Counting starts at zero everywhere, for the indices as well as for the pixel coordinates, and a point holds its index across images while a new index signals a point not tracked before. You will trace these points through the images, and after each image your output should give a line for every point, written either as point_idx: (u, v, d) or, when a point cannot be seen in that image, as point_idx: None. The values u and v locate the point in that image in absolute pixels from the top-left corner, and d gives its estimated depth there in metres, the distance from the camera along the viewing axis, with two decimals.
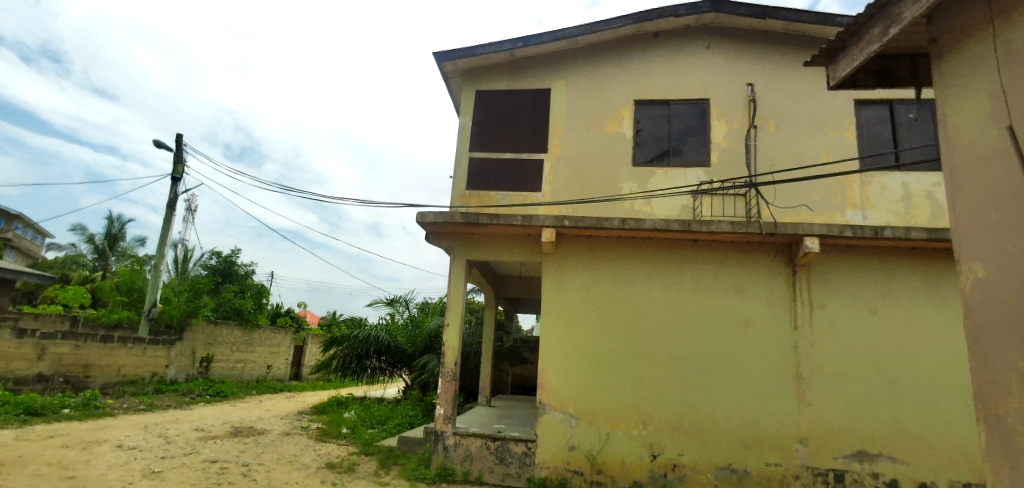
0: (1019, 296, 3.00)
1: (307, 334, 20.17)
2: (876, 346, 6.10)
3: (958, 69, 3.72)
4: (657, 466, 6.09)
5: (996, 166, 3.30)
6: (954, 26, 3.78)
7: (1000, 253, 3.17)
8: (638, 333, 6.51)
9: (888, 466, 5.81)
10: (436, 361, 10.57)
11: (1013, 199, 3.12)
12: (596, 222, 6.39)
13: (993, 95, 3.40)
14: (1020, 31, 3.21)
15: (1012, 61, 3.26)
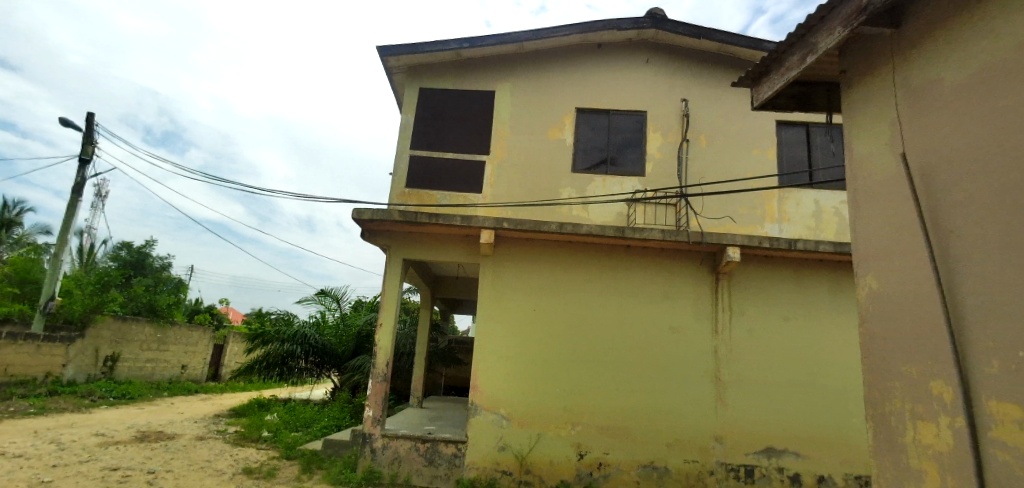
0: (904, 307, 3.37)
1: (229, 332, 18.99)
2: (788, 350, 6.56)
3: (867, 98, 4.10)
4: (584, 465, 6.24)
5: (890, 188, 3.66)
6: (864, 60, 4.18)
7: (891, 266, 3.54)
8: (572, 336, 6.64)
9: (792, 461, 6.26)
10: (368, 362, 10.28)
11: (903, 217, 3.47)
12: (535, 226, 6.47)
13: (891, 124, 3.78)
14: (915, 70, 3.61)
15: (909, 93, 3.64)
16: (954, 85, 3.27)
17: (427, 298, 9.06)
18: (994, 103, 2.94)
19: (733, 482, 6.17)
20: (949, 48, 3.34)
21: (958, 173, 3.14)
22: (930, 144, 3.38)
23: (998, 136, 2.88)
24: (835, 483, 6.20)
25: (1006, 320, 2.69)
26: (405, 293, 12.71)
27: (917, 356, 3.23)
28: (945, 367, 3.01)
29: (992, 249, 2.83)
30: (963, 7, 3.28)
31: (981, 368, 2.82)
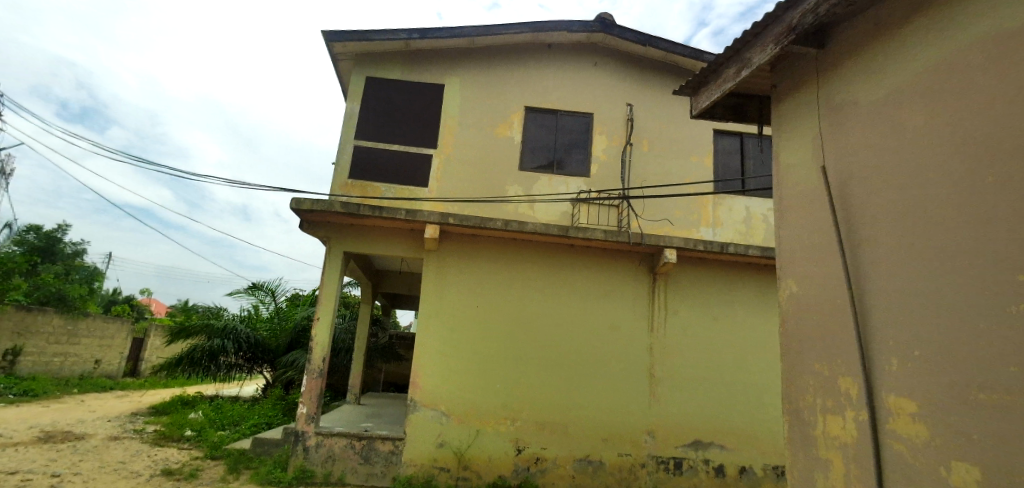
0: (823, 310, 3.69)
1: (150, 325, 17.75)
2: (716, 347, 6.91)
3: (794, 114, 4.40)
4: (521, 460, 6.33)
5: (813, 199, 3.96)
6: (793, 78, 4.48)
7: (813, 272, 3.85)
8: (515, 333, 6.70)
9: (717, 453, 6.60)
10: (304, 358, 10.03)
11: (824, 227, 3.78)
12: (480, 222, 6.48)
13: (815, 139, 4.08)
14: (837, 91, 3.91)
15: (830, 111, 3.95)
16: (869, 106, 3.58)
17: (367, 292, 8.86)
18: (902, 125, 3.25)
19: (663, 474, 6.45)
20: (866, 72, 3.66)
21: (870, 187, 3.44)
22: (847, 159, 3.69)
23: (905, 154, 3.19)
24: (755, 473, 6.59)
25: (908, 321, 3.00)
26: (344, 287, 12.36)
27: (832, 355, 3.54)
28: (856, 365, 3.33)
29: (898, 258, 3.13)
30: (878, 35, 3.60)
31: (886, 365, 3.12)
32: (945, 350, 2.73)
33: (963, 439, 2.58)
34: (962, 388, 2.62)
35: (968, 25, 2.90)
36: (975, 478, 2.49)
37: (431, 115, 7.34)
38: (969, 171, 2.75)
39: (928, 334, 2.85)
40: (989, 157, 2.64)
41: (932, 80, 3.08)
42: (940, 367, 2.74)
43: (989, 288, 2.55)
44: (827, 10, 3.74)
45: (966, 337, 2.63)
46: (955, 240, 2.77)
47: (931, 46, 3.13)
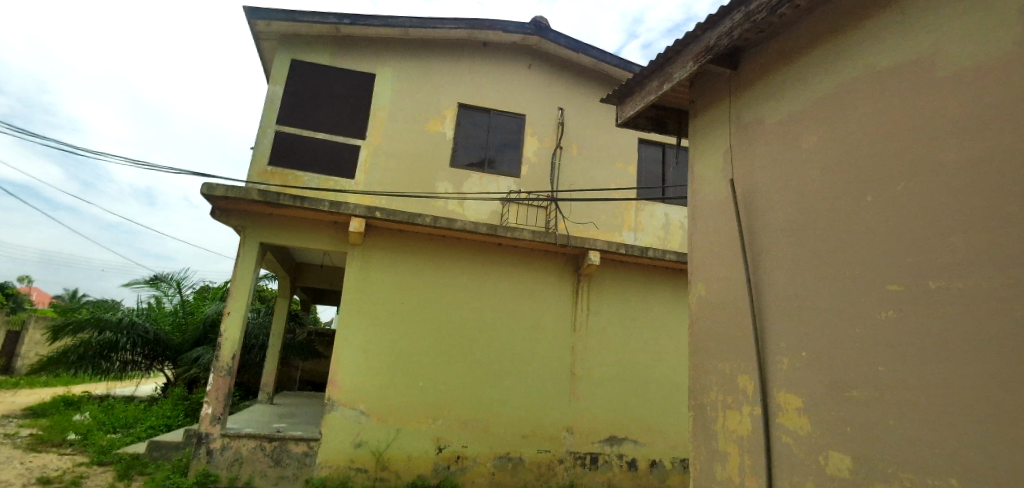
0: (727, 314, 3.96)
1: (28, 317, 15.89)
2: (633, 347, 7.24)
3: (708, 128, 4.70)
4: (442, 459, 6.34)
5: (722, 210, 4.24)
6: (708, 95, 4.78)
7: (718, 278, 4.13)
8: (440, 331, 6.66)
9: (630, 448, 6.92)
10: (210, 355, 9.35)
11: (729, 237, 4.07)
12: (408, 218, 6.38)
13: (725, 154, 4.37)
14: (746, 111, 4.23)
15: (740, 128, 4.26)
16: (772, 126, 3.90)
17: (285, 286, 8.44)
18: (799, 146, 3.58)
19: (580, 469, 6.67)
20: (771, 94, 3.99)
21: (771, 202, 3.75)
22: (752, 174, 4.00)
23: (801, 173, 3.52)
24: (664, 465, 6.98)
25: (798, 324, 3.31)
26: (261, 280, 11.71)
27: (732, 356, 3.83)
28: (751, 364, 3.62)
29: (791, 267, 3.44)
30: (782, 62, 3.94)
31: (778, 365, 3.43)
32: (828, 350, 3.06)
33: (840, 431, 2.91)
34: (840, 385, 2.94)
35: (857, 59, 3.25)
36: (847, 466, 2.83)
37: (361, 104, 7.11)
38: (853, 191, 3.08)
39: (813, 337, 3.18)
40: (870, 180, 2.98)
41: (826, 107, 3.42)
42: (824, 366, 3.06)
43: (864, 295, 2.88)
44: (740, 34, 4.01)
45: (845, 339, 2.95)
46: (839, 253, 3.10)
47: (827, 75, 3.47)
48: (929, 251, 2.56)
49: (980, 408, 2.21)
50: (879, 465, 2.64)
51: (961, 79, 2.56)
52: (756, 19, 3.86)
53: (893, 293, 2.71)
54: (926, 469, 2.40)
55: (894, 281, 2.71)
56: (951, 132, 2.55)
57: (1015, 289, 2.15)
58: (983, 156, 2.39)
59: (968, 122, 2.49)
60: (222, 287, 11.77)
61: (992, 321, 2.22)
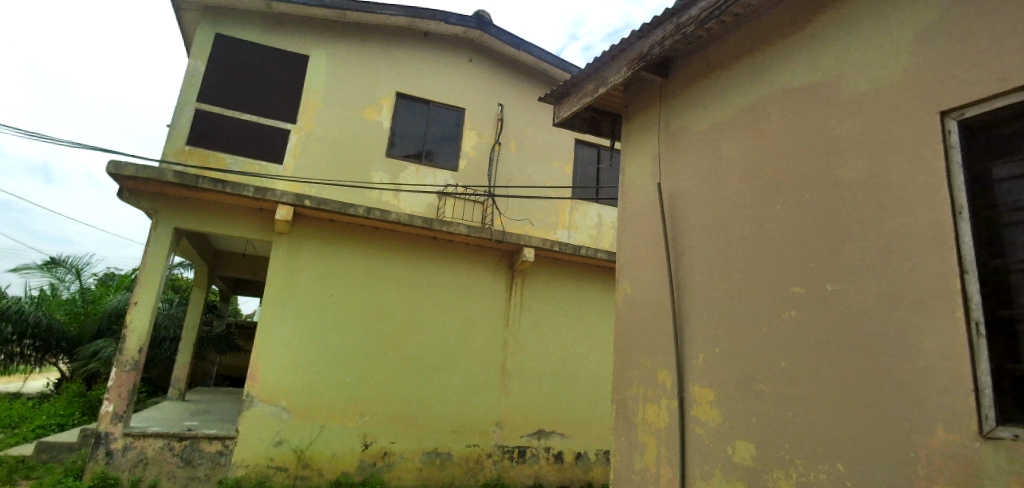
0: (650, 312, 4.14)
1: None
2: (564, 343, 7.41)
3: (638, 133, 4.87)
4: (367, 456, 6.25)
5: (648, 212, 4.42)
6: (640, 101, 4.95)
7: (643, 277, 4.30)
8: (369, 325, 6.54)
9: (557, 441, 7.10)
10: (114, 348, 8.74)
11: (655, 238, 4.25)
12: (339, 207, 6.18)
13: (654, 159, 4.54)
14: (674, 118, 4.42)
15: (667, 135, 4.45)
16: (698, 135, 4.09)
17: (202, 275, 7.93)
18: (721, 155, 3.79)
19: (507, 462, 6.78)
20: (697, 104, 4.20)
21: (693, 207, 3.94)
22: (676, 179, 4.19)
23: (721, 179, 3.73)
24: (589, 457, 7.23)
25: (714, 322, 3.52)
26: (175, 268, 11.02)
27: (652, 352, 4.02)
28: (670, 360, 3.82)
29: (710, 268, 3.65)
30: (708, 74, 4.15)
31: (694, 361, 3.62)
32: (741, 346, 3.29)
33: (748, 422, 3.14)
34: (750, 379, 3.18)
35: (774, 76, 3.49)
36: (753, 453, 3.07)
37: (292, 87, 6.80)
38: (766, 200, 3.32)
39: (728, 335, 3.39)
40: (782, 190, 3.22)
41: (746, 119, 3.65)
42: (736, 362, 3.29)
43: (773, 296, 3.12)
44: (671, 44, 4.16)
45: (756, 336, 3.18)
46: (754, 256, 3.32)
47: (746, 90, 3.70)
48: (832, 257, 2.82)
49: (868, 398, 2.51)
50: (783, 452, 2.90)
51: (863, 101, 2.83)
52: (685, 31, 4.01)
53: (798, 295, 2.98)
54: (823, 455, 2.68)
55: (799, 283, 2.97)
56: (853, 149, 2.82)
57: (903, 293, 2.44)
58: (878, 173, 2.67)
59: (867, 140, 2.76)
60: (129, 275, 10.93)
61: (881, 321, 2.51)
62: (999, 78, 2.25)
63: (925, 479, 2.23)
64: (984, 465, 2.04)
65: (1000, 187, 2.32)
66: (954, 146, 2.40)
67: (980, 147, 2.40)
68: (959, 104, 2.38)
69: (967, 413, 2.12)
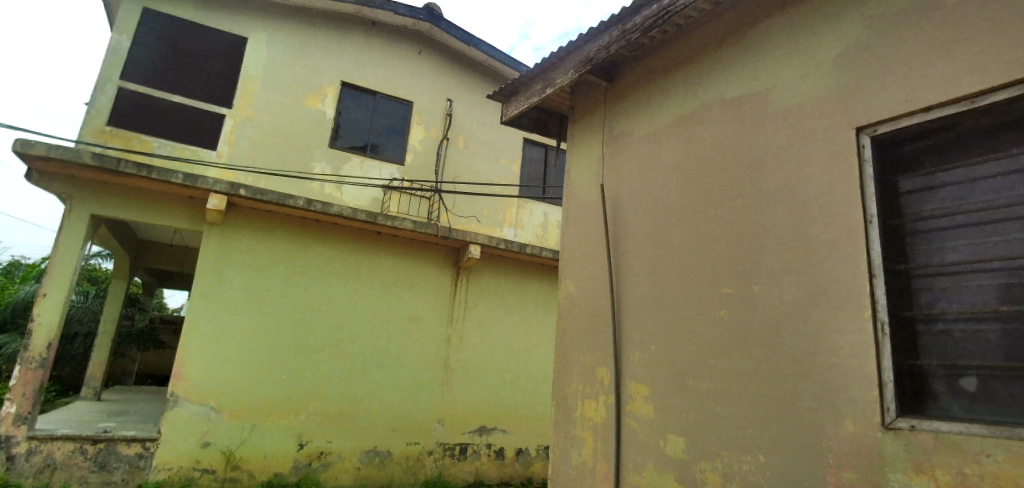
0: (589, 311, 4.24)
1: None
2: (508, 340, 7.48)
3: (581, 135, 4.97)
4: (303, 456, 6.08)
5: (590, 213, 4.51)
6: (584, 103, 5.05)
7: (583, 276, 4.40)
8: (308, 321, 6.37)
9: (498, 437, 7.17)
10: (18, 342, 8.16)
11: (596, 239, 4.35)
12: (277, 198, 5.96)
13: (597, 160, 4.64)
14: (617, 121, 4.53)
15: (611, 137, 4.56)
16: (639, 139, 4.22)
17: (123, 267, 7.40)
18: (660, 159, 3.92)
19: (448, 460, 6.78)
20: (639, 109, 4.32)
21: (633, 209, 4.06)
22: (618, 181, 4.30)
23: (660, 183, 3.86)
24: (529, 453, 7.35)
25: (650, 320, 3.64)
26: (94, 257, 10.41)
27: (590, 349, 4.11)
28: (608, 357, 3.92)
29: (647, 268, 3.77)
30: (649, 81, 4.28)
31: (631, 358, 3.73)
32: (673, 344, 3.42)
33: (679, 417, 3.26)
34: (680, 376, 3.31)
35: (711, 86, 3.65)
36: (682, 448, 3.20)
37: (230, 70, 6.48)
38: (700, 204, 3.47)
39: (662, 333, 3.52)
40: (714, 195, 3.38)
41: (682, 126, 3.80)
42: (668, 360, 3.42)
43: (704, 296, 3.27)
44: (616, 50, 4.24)
45: (688, 334, 3.32)
46: (688, 257, 3.46)
47: (683, 99, 3.86)
48: (758, 259, 2.98)
49: (780, 393, 2.71)
50: (707, 445, 3.04)
51: (791, 113, 3.01)
52: (630, 38, 4.09)
53: (726, 295, 3.13)
54: (743, 449, 2.83)
55: (728, 284, 3.12)
56: (781, 157, 2.99)
57: (820, 296, 2.62)
58: (802, 181, 2.84)
59: (794, 150, 2.93)
60: (38, 264, 10.11)
61: (801, 320, 2.69)
62: (908, 100, 2.46)
63: (834, 467, 2.40)
64: (886, 454, 2.24)
65: (904, 199, 2.55)
66: (867, 160, 2.60)
67: (889, 162, 2.62)
68: (873, 121, 2.58)
69: (872, 406, 2.31)
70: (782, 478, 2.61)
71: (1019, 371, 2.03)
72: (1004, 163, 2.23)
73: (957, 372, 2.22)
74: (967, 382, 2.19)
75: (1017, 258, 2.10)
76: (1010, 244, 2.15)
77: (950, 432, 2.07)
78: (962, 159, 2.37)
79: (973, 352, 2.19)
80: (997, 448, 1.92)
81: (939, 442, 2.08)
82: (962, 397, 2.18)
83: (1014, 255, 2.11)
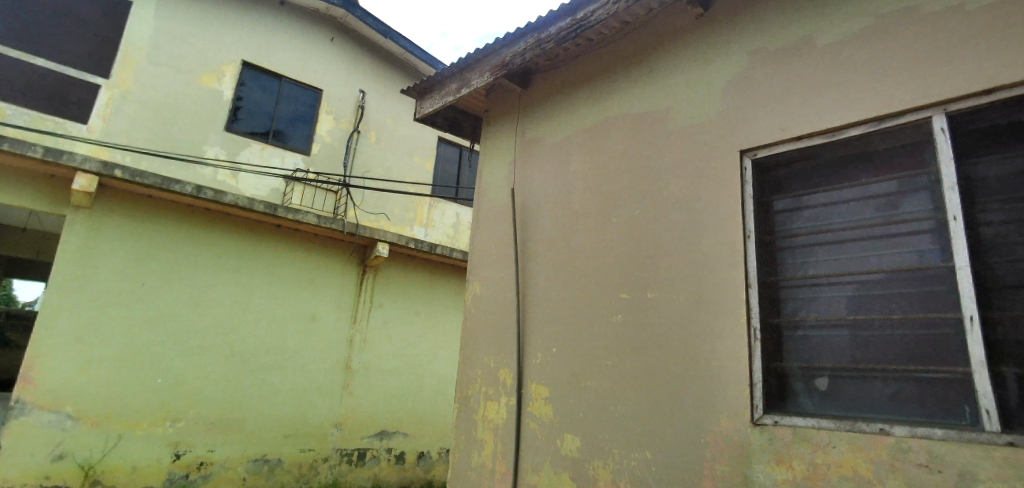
0: (493, 313, 4.25)
1: None
2: (413, 341, 7.39)
3: (491, 137, 5.00)
4: (178, 467, 5.55)
5: (498, 216, 4.54)
6: (497, 107, 5.09)
7: (488, 278, 4.41)
8: (193, 318, 5.86)
9: (399, 441, 7.04)
10: None
11: (503, 241, 4.38)
12: (161, 182, 5.43)
13: (508, 164, 4.69)
14: (530, 127, 4.61)
15: (522, 143, 4.63)
16: (548, 147, 4.33)
17: None
18: (568, 167, 4.05)
19: (345, 466, 6.55)
20: (547, 118, 4.44)
21: (541, 213, 4.13)
22: (527, 185, 4.37)
23: (567, 190, 3.98)
24: (430, 455, 7.31)
25: (552, 323, 3.73)
26: None
27: (492, 351, 4.13)
28: (510, 359, 3.94)
29: (551, 272, 3.87)
30: (560, 90, 4.41)
31: (534, 359, 3.78)
32: (572, 347, 3.53)
33: (574, 417, 3.37)
34: (579, 378, 3.42)
35: (615, 101, 3.84)
36: (576, 446, 3.29)
37: None
38: (602, 213, 3.62)
39: (564, 336, 3.61)
40: (615, 205, 3.54)
41: (588, 138, 3.96)
42: (568, 362, 3.52)
43: (603, 302, 3.40)
44: (532, 58, 4.27)
45: (587, 337, 3.44)
46: (589, 263, 3.59)
47: (591, 111, 4.03)
48: (652, 267, 3.17)
49: (659, 394, 2.92)
50: (599, 443, 3.17)
51: (686, 132, 3.23)
52: (546, 48, 4.14)
53: (624, 301, 3.27)
54: (632, 447, 2.97)
55: (626, 291, 3.28)
56: (676, 172, 3.20)
57: (703, 303, 2.83)
58: (694, 196, 3.05)
59: (688, 167, 3.14)
60: None
61: (687, 325, 2.88)
62: (782, 129, 2.73)
63: (711, 460, 2.59)
64: (753, 447, 2.45)
65: (777, 218, 2.82)
66: (748, 180, 2.85)
67: (766, 182, 2.88)
68: (755, 145, 2.83)
69: (743, 404, 2.53)
70: (662, 473, 2.78)
71: (861, 372, 2.34)
72: (857, 190, 2.55)
73: (813, 373, 2.49)
74: (820, 382, 2.46)
75: (867, 273, 2.42)
76: (858, 261, 2.47)
77: (806, 426, 2.33)
78: (824, 184, 2.67)
79: (826, 355, 2.47)
80: (840, 440, 2.19)
81: (796, 435, 2.33)
82: (816, 395, 2.45)
83: (863, 270, 2.44)
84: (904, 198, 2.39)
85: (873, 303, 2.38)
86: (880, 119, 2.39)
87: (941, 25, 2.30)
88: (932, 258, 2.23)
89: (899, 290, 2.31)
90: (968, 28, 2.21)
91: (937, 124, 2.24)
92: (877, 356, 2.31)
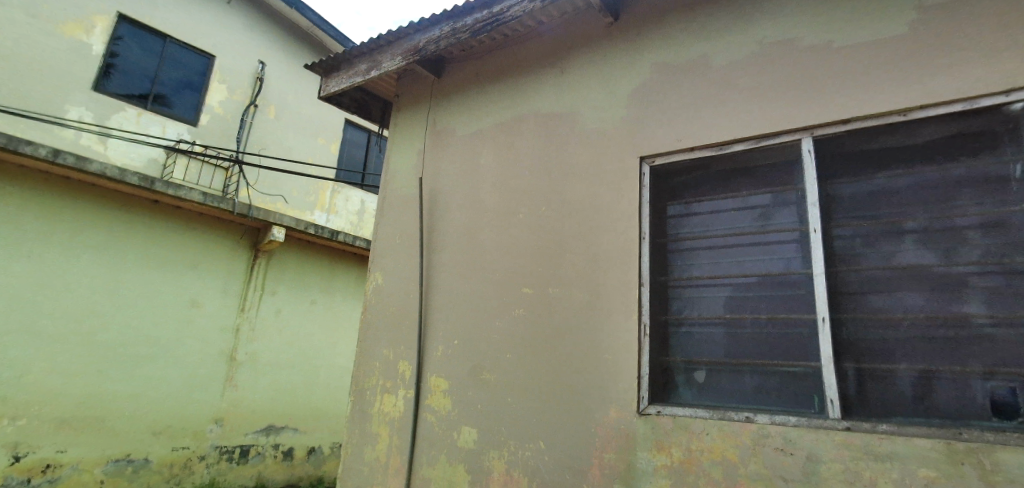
0: (395, 305, 4.11)
1: None
2: (307, 331, 7.07)
3: (398, 123, 4.86)
4: (17, 472, 4.83)
5: (404, 205, 4.41)
6: (406, 92, 4.94)
7: (388, 269, 4.27)
8: (44, 302, 5.12)
9: (288, 437, 6.70)
10: None
11: (408, 231, 4.26)
12: (8, 142, 4.66)
13: (416, 153, 4.58)
14: (440, 116, 4.54)
15: (433, 132, 4.53)
16: (456, 138, 4.30)
17: None
18: (478, 160, 4.03)
19: (224, 464, 6.10)
20: (456, 109, 4.41)
21: (449, 205, 4.08)
22: (436, 175, 4.29)
23: (476, 183, 3.96)
24: (321, 450, 7.03)
25: (455, 316, 3.69)
26: None
27: (389, 343, 4.01)
28: (411, 351, 3.85)
29: (456, 265, 3.83)
30: (473, 82, 4.38)
31: (435, 352, 3.72)
32: (473, 340, 3.52)
33: (471, 410, 3.37)
34: (478, 370, 3.42)
35: (525, 100, 3.89)
36: (473, 438, 3.29)
37: None
38: (507, 208, 3.65)
39: (466, 329, 3.59)
40: (521, 200, 3.57)
41: (497, 133, 3.98)
42: (468, 356, 3.51)
43: (507, 296, 3.42)
44: (446, 46, 4.18)
45: (488, 330, 3.45)
46: (493, 257, 3.61)
47: (502, 106, 4.04)
48: (552, 264, 3.24)
49: (552, 387, 3.00)
50: (495, 435, 3.19)
51: (590, 135, 3.34)
52: (461, 38, 4.06)
53: (527, 295, 3.31)
54: (527, 438, 3.03)
55: (529, 285, 3.32)
56: (581, 173, 3.30)
57: (600, 300, 2.94)
58: (593, 197, 3.17)
59: (591, 169, 3.25)
60: None
61: (582, 322, 2.98)
62: (677, 139, 2.91)
63: (601, 450, 2.70)
64: (638, 436, 2.59)
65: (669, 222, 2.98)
66: (645, 186, 2.99)
67: (662, 188, 3.04)
68: (655, 153, 2.98)
69: (631, 396, 2.67)
70: (554, 463, 2.85)
71: (732, 366, 2.55)
72: (738, 200, 2.78)
73: (692, 366, 2.67)
74: (698, 374, 2.64)
75: (742, 276, 2.64)
76: (734, 265, 2.69)
77: (684, 415, 2.50)
78: (710, 193, 2.87)
79: (704, 350, 2.66)
80: (712, 427, 2.38)
81: (676, 423, 2.49)
82: (693, 387, 2.63)
83: (738, 274, 2.66)
84: (775, 210, 2.63)
85: (744, 304, 2.60)
86: (760, 137, 2.63)
87: (808, 59, 2.58)
88: (795, 265, 2.50)
89: (768, 293, 2.54)
90: (829, 64, 2.50)
91: (805, 146, 2.50)
92: (747, 352, 2.53)
